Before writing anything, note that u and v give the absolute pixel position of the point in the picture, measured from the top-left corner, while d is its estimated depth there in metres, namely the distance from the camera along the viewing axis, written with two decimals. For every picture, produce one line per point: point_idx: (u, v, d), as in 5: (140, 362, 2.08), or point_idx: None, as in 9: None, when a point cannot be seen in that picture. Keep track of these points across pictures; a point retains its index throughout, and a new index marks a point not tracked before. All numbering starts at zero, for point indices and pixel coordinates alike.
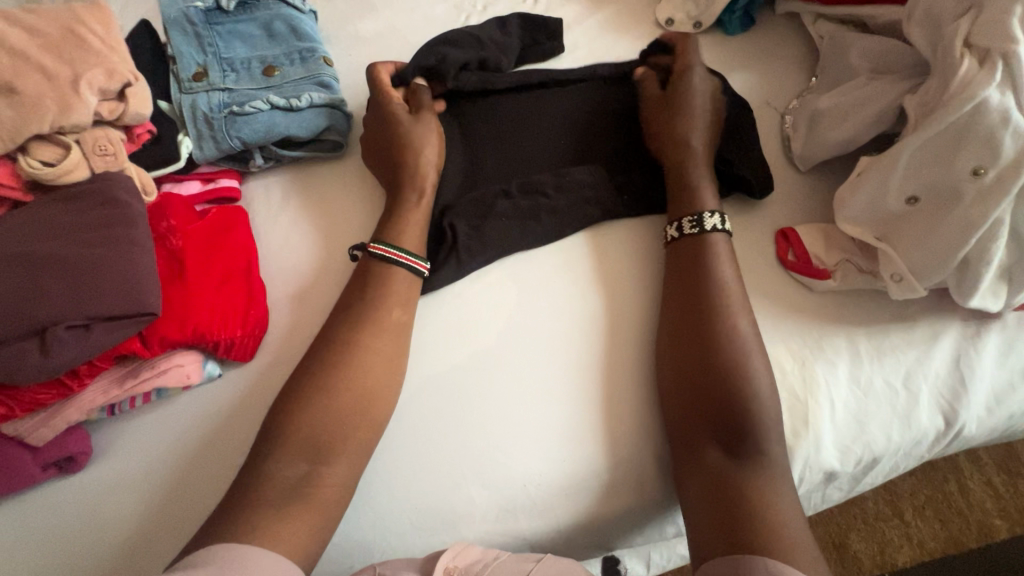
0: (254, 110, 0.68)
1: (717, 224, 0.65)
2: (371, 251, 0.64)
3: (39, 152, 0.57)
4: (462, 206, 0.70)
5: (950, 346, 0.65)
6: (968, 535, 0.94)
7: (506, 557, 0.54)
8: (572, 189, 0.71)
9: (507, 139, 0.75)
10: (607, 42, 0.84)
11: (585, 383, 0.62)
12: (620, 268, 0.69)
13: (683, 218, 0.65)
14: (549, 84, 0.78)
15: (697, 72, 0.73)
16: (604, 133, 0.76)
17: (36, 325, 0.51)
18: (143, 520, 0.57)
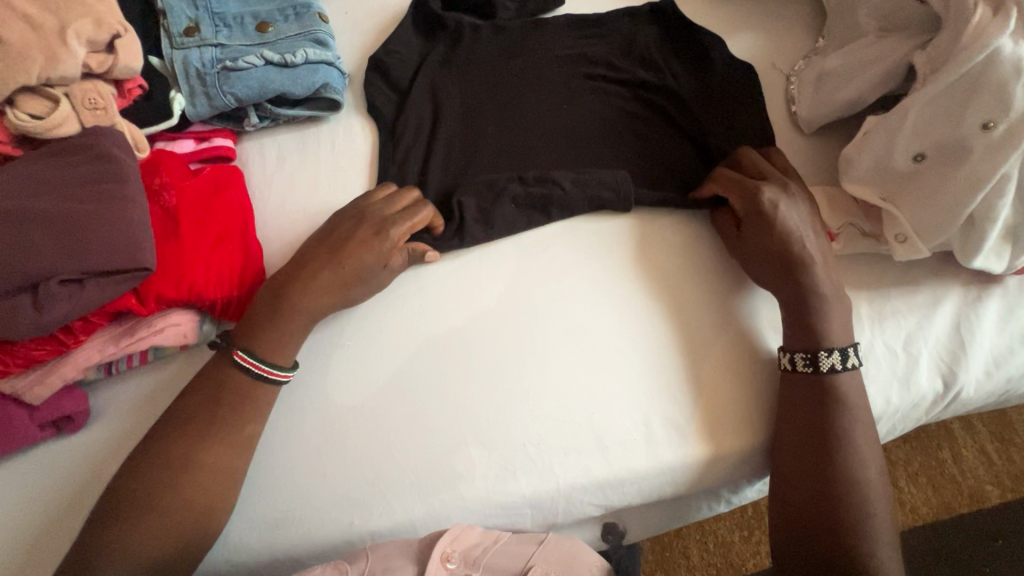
0: (248, 65, 0.66)
1: (836, 363, 0.57)
2: (235, 360, 0.56)
3: (27, 105, 0.56)
4: (469, 184, 0.69)
5: (951, 310, 0.65)
6: (960, 502, 0.96)
7: (506, 539, 0.56)
8: (589, 184, 0.68)
9: (507, 113, 0.73)
10: (610, 2, 0.81)
11: (588, 349, 0.62)
12: (627, 236, 0.68)
13: (797, 352, 0.59)
14: (552, 60, 0.77)
15: (784, 196, 0.61)
16: (607, 97, 0.75)
17: (28, 279, 0.50)
18: (54, 507, 0.56)
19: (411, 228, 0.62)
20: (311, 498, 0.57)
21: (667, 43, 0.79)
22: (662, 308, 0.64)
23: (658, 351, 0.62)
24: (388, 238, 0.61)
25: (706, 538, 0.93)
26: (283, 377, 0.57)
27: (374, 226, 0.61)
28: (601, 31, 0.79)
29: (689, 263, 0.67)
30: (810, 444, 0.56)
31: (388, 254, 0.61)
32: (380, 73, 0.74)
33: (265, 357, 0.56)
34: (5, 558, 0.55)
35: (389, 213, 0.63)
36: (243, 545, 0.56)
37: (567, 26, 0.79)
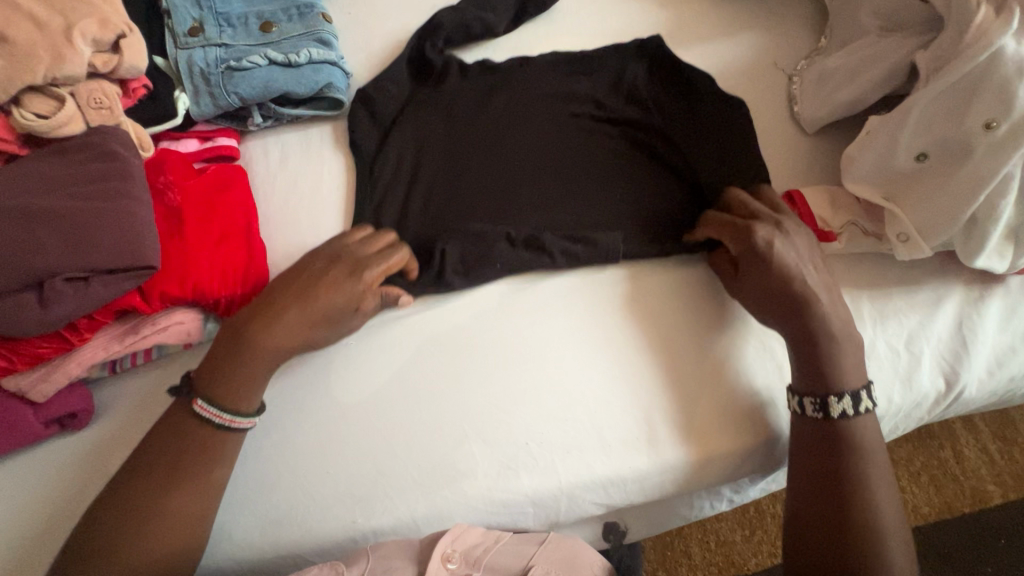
0: (252, 65, 0.67)
1: (847, 409, 0.55)
2: (195, 409, 0.54)
3: (33, 104, 0.56)
4: (459, 233, 0.67)
5: (953, 309, 0.65)
6: (962, 502, 0.96)
7: (507, 540, 0.56)
8: (587, 243, 0.66)
9: (495, 153, 0.72)
10: (604, 37, 0.79)
11: (585, 361, 0.61)
12: (616, 287, 0.65)
13: (806, 397, 0.57)
14: (539, 95, 0.75)
15: (778, 233, 0.59)
16: (595, 136, 0.73)
17: (33, 277, 0.51)
18: (52, 508, 0.57)
19: (384, 272, 0.60)
20: (314, 495, 0.57)
21: (658, 78, 0.77)
22: (654, 346, 0.63)
23: (648, 406, 0.60)
24: (360, 282, 0.58)
25: (708, 537, 0.93)
26: (246, 425, 0.55)
27: (345, 271, 0.58)
28: (590, 67, 0.77)
29: (681, 304, 0.65)
30: (814, 463, 0.55)
31: (358, 297, 0.58)
32: (365, 106, 0.72)
33: (228, 404, 0.54)
34: (9, 555, 0.55)
35: (362, 255, 0.60)
36: (244, 540, 0.56)
37: (551, 62, 0.77)
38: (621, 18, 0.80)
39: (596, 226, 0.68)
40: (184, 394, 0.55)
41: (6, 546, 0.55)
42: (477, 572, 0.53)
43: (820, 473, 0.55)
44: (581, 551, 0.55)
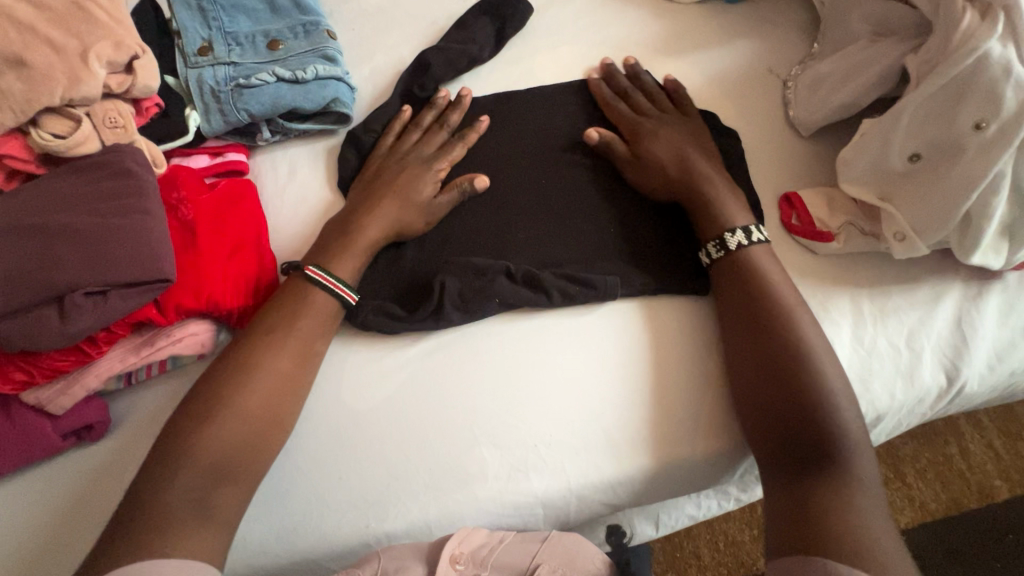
0: (261, 82, 0.69)
1: (742, 241, 0.63)
2: (308, 274, 0.62)
3: (50, 125, 0.58)
4: (457, 269, 0.66)
5: (952, 306, 0.66)
6: (969, 497, 0.96)
7: (512, 539, 0.57)
8: (585, 281, 0.65)
9: (490, 184, 0.71)
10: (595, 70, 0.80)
11: (585, 379, 0.62)
12: (610, 322, 0.65)
13: (708, 242, 0.64)
14: (530, 125, 0.74)
15: (662, 126, 0.72)
16: (586, 168, 0.72)
17: (53, 293, 0.52)
18: (72, 518, 0.58)
19: (453, 157, 0.70)
20: (328, 499, 0.58)
21: None
22: (656, 373, 0.62)
23: (649, 443, 0.60)
24: (433, 169, 0.69)
25: (717, 538, 0.93)
26: (340, 291, 0.62)
27: (419, 161, 0.70)
28: (578, 98, 0.77)
29: (677, 339, 0.64)
30: (769, 383, 0.56)
31: (434, 187, 0.69)
32: (359, 148, 0.72)
33: (336, 272, 0.62)
34: (29, 564, 0.56)
35: (425, 150, 0.71)
36: (260, 547, 0.57)
37: (542, 94, 0.77)
38: (618, 29, 0.82)
39: (590, 262, 0.67)
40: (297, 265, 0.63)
41: (28, 554, 0.56)
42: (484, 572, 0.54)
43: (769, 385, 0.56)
44: (583, 545, 0.57)
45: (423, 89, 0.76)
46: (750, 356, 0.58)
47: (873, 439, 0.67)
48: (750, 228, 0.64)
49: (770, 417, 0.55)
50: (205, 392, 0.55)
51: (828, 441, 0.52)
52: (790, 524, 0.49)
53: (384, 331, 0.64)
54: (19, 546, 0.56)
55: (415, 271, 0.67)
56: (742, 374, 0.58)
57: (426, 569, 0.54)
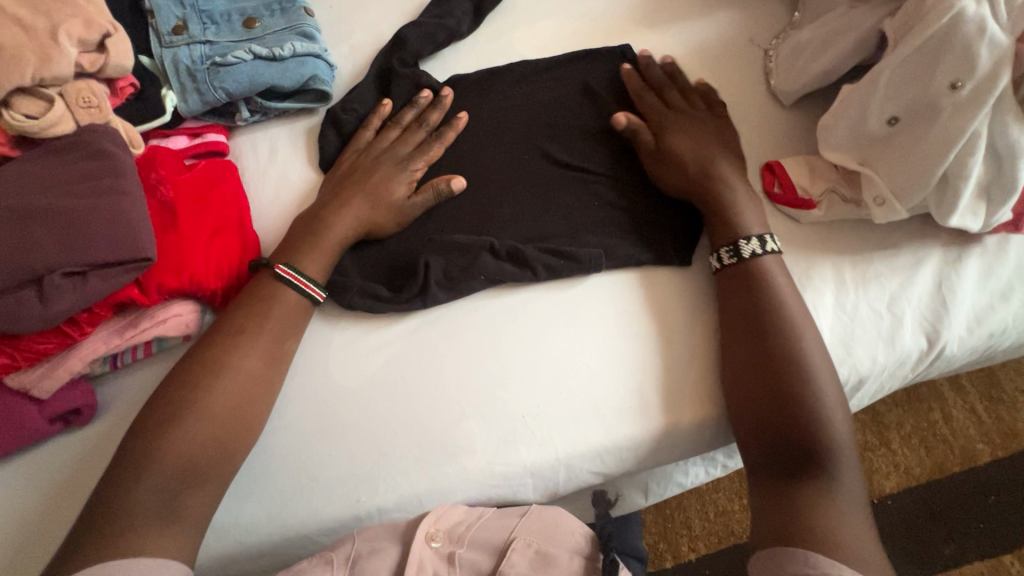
0: (237, 60, 0.68)
1: (757, 249, 0.61)
2: (280, 273, 0.61)
3: (22, 105, 0.57)
4: (442, 246, 0.66)
5: (932, 271, 0.67)
6: (952, 461, 0.98)
7: (490, 515, 0.56)
8: (571, 253, 0.65)
9: (472, 160, 0.71)
10: (576, 43, 0.79)
11: (571, 352, 0.62)
12: (594, 296, 0.65)
13: (722, 247, 0.63)
14: (512, 99, 0.74)
15: (688, 121, 0.70)
16: (568, 142, 0.72)
17: (32, 274, 0.52)
18: (63, 502, 0.58)
19: (432, 157, 0.69)
20: (317, 476, 0.58)
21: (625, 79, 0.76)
22: (640, 344, 0.63)
23: (634, 413, 0.60)
24: (408, 171, 0.68)
25: (707, 507, 0.95)
26: (308, 288, 0.61)
27: (394, 161, 0.68)
28: (561, 72, 0.76)
29: (662, 308, 0.64)
30: (757, 372, 0.56)
31: (409, 189, 0.67)
32: (337, 127, 0.72)
33: (303, 270, 0.62)
34: (21, 550, 0.56)
35: (403, 149, 0.69)
36: (250, 525, 0.57)
37: (523, 68, 0.76)
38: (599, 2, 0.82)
39: (575, 235, 0.67)
40: (262, 263, 0.62)
41: (19, 539, 0.56)
42: (460, 548, 0.54)
43: (758, 375, 0.56)
44: (562, 520, 0.56)
45: (404, 64, 0.75)
46: (741, 324, 0.59)
47: (856, 403, 0.69)
48: (767, 238, 0.62)
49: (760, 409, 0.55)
50: (173, 394, 0.54)
51: (811, 414, 0.53)
52: (772, 517, 0.51)
53: (370, 311, 0.64)
54: (11, 531, 0.56)
55: (399, 250, 0.67)
56: (738, 371, 0.57)
57: (401, 548, 0.54)
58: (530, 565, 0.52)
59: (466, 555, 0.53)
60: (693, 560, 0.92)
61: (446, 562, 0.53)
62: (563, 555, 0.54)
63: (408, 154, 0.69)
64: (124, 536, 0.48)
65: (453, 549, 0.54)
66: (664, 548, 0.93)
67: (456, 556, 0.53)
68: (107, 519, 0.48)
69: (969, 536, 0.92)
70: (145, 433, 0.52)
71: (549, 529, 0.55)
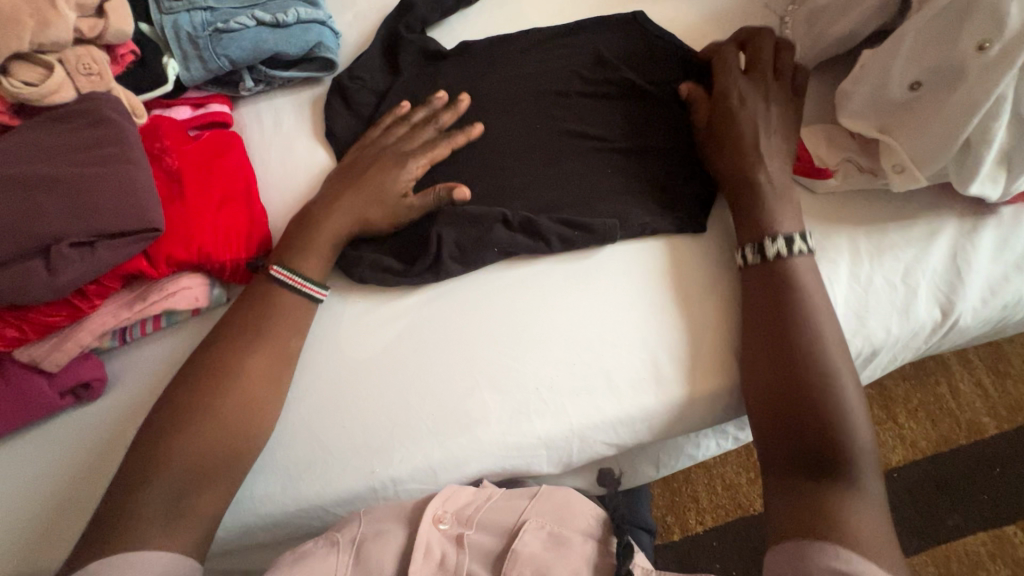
0: (240, 27, 0.66)
1: (782, 249, 0.58)
2: (274, 274, 0.59)
3: (22, 73, 0.55)
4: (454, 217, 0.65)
5: (948, 243, 0.65)
6: (959, 434, 0.98)
7: (497, 497, 0.56)
8: (584, 223, 0.64)
9: (481, 129, 0.69)
10: (587, 9, 0.77)
11: (587, 324, 0.62)
12: (608, 267, 0.64)
13: (748, 245, 0.60)
14: (522, 67, 0.73)
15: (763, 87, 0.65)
16: (579, 111, 0.71)
17: (39, 244, 0.51)
18: (76, 477, 0.57)
19: (434, 157, 0.65)
20: (331, 447, 0.58)
21: (638, 46, 0.74)
22: (653, 315, 0.62)
23: (647, 383, 0.60)
24: (407, 170, 0.65)
25: (714, 481, 0.95)
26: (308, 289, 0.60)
27: (396, 160, 0.65)
28: (572, 40, 0.74)
29: (675, 280, 0.64)
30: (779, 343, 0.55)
31: (407, 189, 0.64)
32: (343, 97, 0.70)
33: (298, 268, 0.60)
34: (37, 523, 0.56)
35: (407, 147, 0.66)
36: (265, 498, 0.57)
37: (532, 35, 0.74)
38: None
39: (587, 206, 0.66)
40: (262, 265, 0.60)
41: (34, 513, 0.56)
42: (468, 530, 0.53)
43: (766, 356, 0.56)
44: (572, 501, 0.56)
45: (412, 31, 0.73)
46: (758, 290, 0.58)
47: (869, 374, 0.68)
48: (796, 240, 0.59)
49: (776, 393, 0.54)
50: (189, 394, 0.54)
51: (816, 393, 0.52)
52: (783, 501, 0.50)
53: (382, 284, 0.63)
54: (25, 505, 0.56)
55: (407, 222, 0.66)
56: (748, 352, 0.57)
57: (407, 531, 0.52)
58: (543, 545, 0.51)
59: (474, 537, 0.52)
60: (700, 532, 0.93)
61: (454, 544, 0.52)
62: (576, 537, 0.53)
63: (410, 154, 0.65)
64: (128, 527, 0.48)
65: (461, 531, 0.53)
66: (672, 521, 0.94)
67: (465, 536, 0.52)
68: (123, 499, 0.49)
69: (973, 507, 0.93)
70: (162, 429, 0.53)
71: (560, 510, 0.54)
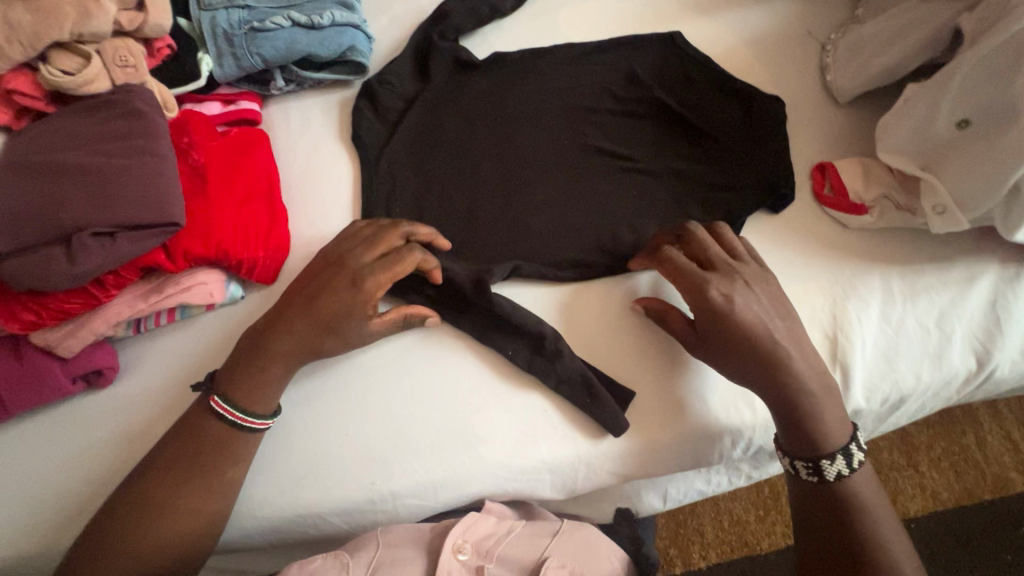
0: (276, 27, 0.66)
1: (842, 469, 0.53)
2: (212, 406, 0.54)
3: (59, 61, 0.56)
4: (474, 231, 0.64)
5: (987, 288, 0.62)
6: (983, 487, 0.94)
7: (520, 531, 0.55)
8: (604, 247, 0.64)
9: (506, 142, 0.68)
10: (622, 27, 0.76)
11: (608, 355, 0.60)
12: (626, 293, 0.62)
13: (798, 460, 0.54)
14: (552, 82, 0.72)
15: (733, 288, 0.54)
16: (607, 131, 0.69)
17: (62, 231, 0.51)
18: (78, 463, 0.57)
19: (394, 275, 0.56)
20: (333, 454, 0.57)
21: (670, 68, 0.73)
22: (671, 346, 0.60)
23: (666, 413, 0.58)
24: (365, 292, 0.56)
25: (721, 516, 0.92)
26: (261, 426, 0.55)
27: (351, 278, 0.56)
28: (605, 58, 0.73)
29: None
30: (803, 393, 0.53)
31: (368, 308, 0.56)
32: (370, 101, 0.70)
33: (240, 403, 0.54)
34: (47, 505, 0.56)
35: (369, 261, 0.57)
36: (264, 502, 0.56)
37: (565, 51, 0.73)
38: None
39: (609, 227, 0.64)
40: (203, 390, 0.56)
41: (38, 495, 0.56)
42: (490, 563, 0.52)
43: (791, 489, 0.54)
44: (596, 546, 0.55)
45: (445, 38, 0.73)
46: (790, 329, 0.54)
47: (894, 421, 0.65)
48: (852, 451, 0.53)
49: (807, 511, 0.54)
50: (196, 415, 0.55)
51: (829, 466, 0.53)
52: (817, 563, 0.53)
53: (394, 297, 0.63)
54: (31, 486, 0.57)
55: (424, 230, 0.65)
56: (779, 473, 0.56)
57: (427, 562, 0.52)
58: None
59: (495, 570, 0.52)
60: (703, 568, 0.90)
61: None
62: None
63: (363, 276, 0.56)
64: (123, 535, 0.50)
65: (481, 563, 0.52)
66: (675, 553, 0.91)
67: (485, 570, 0.51)
68: (131, 501, 0.51)
69: (997, 566, 0.88)
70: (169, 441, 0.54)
71: (584, 552, 0.53)
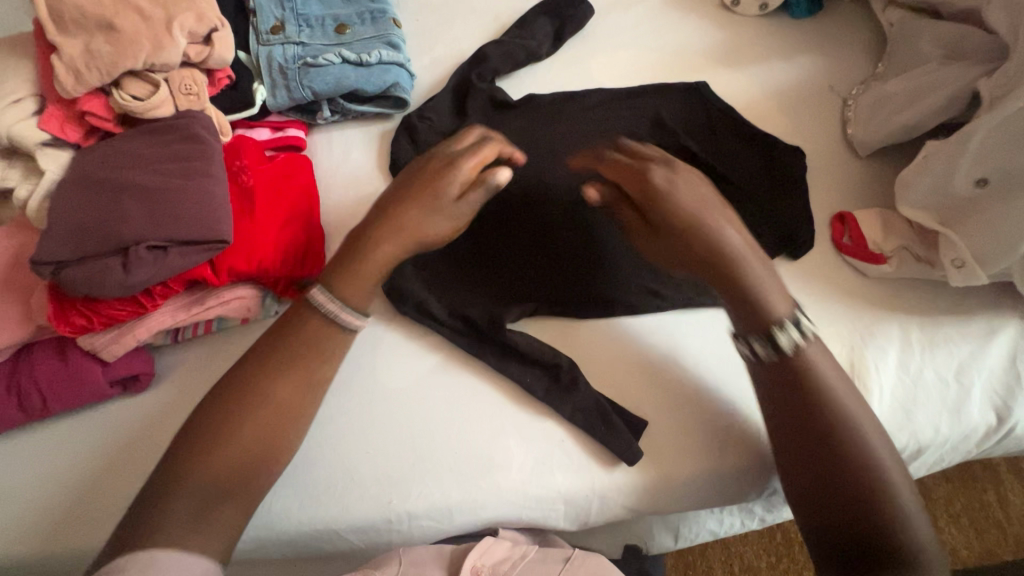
0: (327, 63, 0.71)
1: (796, 338, 0.52)
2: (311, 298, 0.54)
3: (131, 87, 0.61)
4: (500, 262, 0.67)
5: (1007, 344, 0.62)
6: (1005, 548, 0.92)
7: (533, 557, 0.55)
8: (625, 284, 0.66)
9: (535, 179, 0.72)
10: (650, 75, 0.79)
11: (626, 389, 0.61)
12: (645, 330, 0.64)
13: (752, 339, 0.53)
14: (581, 124, 0.75)
15: (675, 174, 0.57)
16: None
17: (120, 244, 0.55)
18: (108, 463, 0.60)
19: (484, 158, 0.58)
20: (353, 471, 0.59)
21: (696, 115, 0.76)
22: (688, 384, 0.61)
23: (679, 451, 0.58)
24: (457, 173, 0.57)
25: (731, 560, 0.91)
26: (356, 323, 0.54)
27: (442, 165, 0.57)
28: (634, 103, 0.77)
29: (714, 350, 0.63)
30: None
31: (462, 187, 0.57)
32: (409, 133, 0.74)
33: (340, 294, 0.53)
34: (77, 502, 0.58)
35: (458, 150, 0.59)
36: (283, 515, 0.57)
37: (595, 95, 0.77)
38: (676, 37, 0.82)
39: (632, 265, 0.67)
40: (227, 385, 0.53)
41: (68, 493, 0.59)
42: None
43: (829, 480, 0.49)
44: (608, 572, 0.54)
45: (482, 78, 0.77)
46: None
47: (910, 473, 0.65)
48: (800, 320, 0.52)
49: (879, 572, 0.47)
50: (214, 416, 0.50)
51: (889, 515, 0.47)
52: None
53: (419, 323, 0.65)
54: (62, 483, 0.59)
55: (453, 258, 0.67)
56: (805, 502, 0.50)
57: None
58: None
59: None
60: None
61: None
62: None
63: (458, 161, 0.57)
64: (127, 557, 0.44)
65: None
66: None
67: None
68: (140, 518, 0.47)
69: None
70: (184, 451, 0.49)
71: None
